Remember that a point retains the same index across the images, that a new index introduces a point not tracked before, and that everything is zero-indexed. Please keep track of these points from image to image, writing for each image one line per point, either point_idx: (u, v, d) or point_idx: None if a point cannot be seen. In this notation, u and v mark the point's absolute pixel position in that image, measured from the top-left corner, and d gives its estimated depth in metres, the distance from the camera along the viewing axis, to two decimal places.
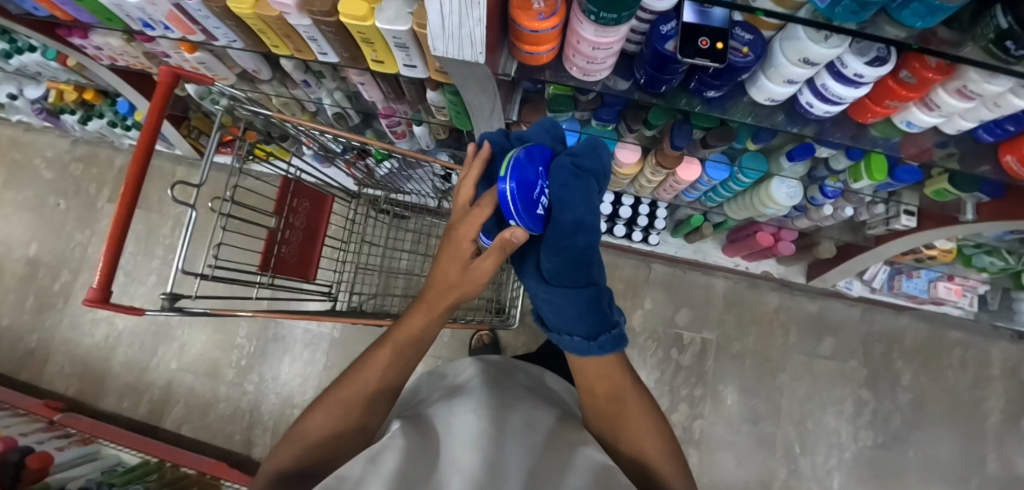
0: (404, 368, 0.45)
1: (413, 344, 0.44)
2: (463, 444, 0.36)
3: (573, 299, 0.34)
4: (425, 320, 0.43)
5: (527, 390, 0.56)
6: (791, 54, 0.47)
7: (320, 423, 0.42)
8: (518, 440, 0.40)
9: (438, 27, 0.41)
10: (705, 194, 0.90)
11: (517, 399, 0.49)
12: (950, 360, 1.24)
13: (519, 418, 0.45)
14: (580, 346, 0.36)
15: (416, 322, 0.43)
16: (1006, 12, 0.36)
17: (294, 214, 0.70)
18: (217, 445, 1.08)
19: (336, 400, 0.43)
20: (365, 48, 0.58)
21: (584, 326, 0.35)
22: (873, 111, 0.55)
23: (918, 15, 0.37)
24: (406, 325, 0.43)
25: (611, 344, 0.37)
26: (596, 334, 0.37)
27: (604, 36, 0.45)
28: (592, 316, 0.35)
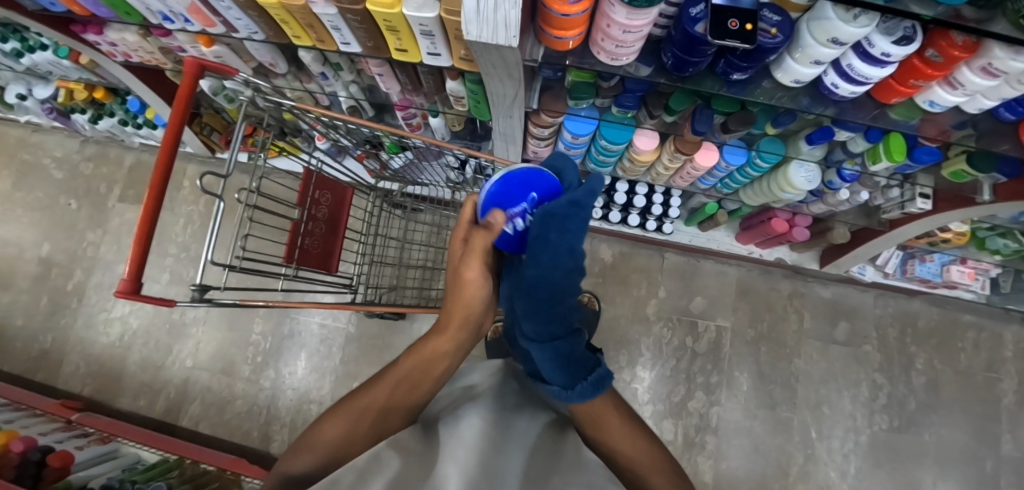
0: (418, 391, 0.39)
1: (434, 363, 0.40)
2: (462, 447, 0.33)
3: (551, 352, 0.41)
4: (453, 339, 0.40)
5: (529, 395, 0.52)
6: (819, 34, 0.47)
7: (332, 433, 0.36)
8: (518, 447, 0.37)
9: (473, 10, 0.42)
10: (721, 181, 0.91)
11: (519, 407, 0.47)
12: (963, 343, 1.25)
13: (520, 425, 0.42)
14: (559, 393, 0.41)
15: (448, 340, 0.40)
16: None
17: (316, 206, 0.70)
18: (235, 442, 1.08)
19: (352, 412, 0.37)
20: (390, 36, 0.58)
21: (563, 376, 0.41)
22: (898, 91, 0.55)
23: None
24: (439, 336, 0.40)
25: (589, 392, 0.41)
26: (574, 383, 0.41)
27: (636, 19, 0.45)
28: (570, 367, 0.41)
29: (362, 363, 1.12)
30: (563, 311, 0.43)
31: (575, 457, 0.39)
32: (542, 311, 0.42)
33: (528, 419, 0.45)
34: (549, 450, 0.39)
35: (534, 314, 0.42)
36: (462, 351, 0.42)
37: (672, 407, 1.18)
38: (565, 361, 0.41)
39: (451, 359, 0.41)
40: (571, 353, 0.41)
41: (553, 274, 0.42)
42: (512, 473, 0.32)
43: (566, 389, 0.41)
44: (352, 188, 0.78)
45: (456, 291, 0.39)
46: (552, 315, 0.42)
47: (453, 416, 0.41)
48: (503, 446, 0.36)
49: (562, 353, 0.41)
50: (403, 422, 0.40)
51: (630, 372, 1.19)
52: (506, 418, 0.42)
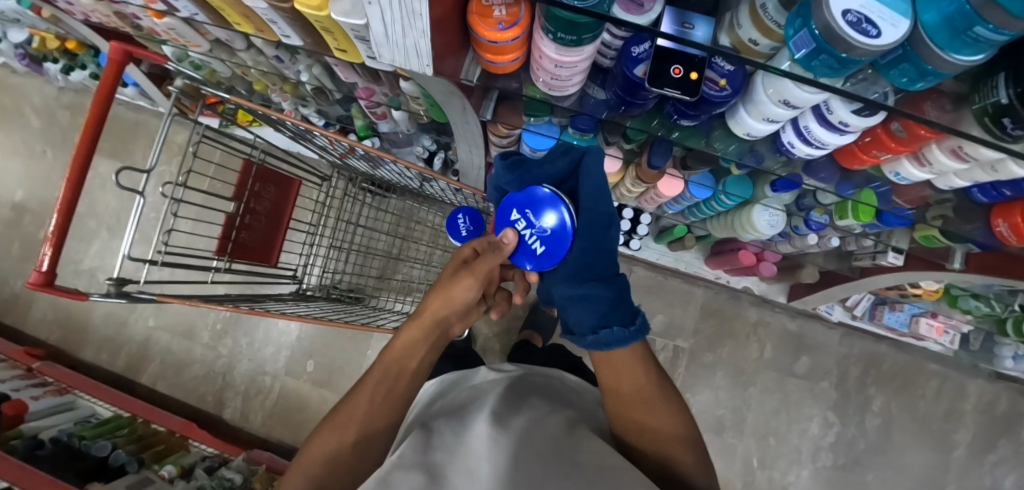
0: (391, 396, 0.43)
1: (404, 359, 0.44)
2: (471, 461, 0.35)
3: (605, 291, 0.42)
4: (422, 329, 0.45)
5: (543, 392, 0.53)
6: (770, 92, 0.41)
7: (318, 453, 0.40)
8: (535, 442, 0.38)
9: (382, 33, 0.40)
10: (689, 208, 0.86)
11: (530, 403, 0.47)
12: (924, 390, 1.24)
13: (534, 421, 0.43)
14: (621, 333, 0.40)
15: (415, 333, 0.44)
16: (1010, 83, 0.30)
17: (257, 199, 0.68)
18: (190, 404, 1.12)
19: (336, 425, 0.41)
20: (326, 36, 0.54)
21: (615, 313, 0.41)
22: (861, 158, 0.49)
23: (906, 78, 0.32)
24: (402, 332, 0.45)
25: (642, 328, 0.42)
26: (630, 320, 0.42)
27: (567, 56, 0.42)
28: (618, 308, 0.42)
29: (318, 342, 1.14)
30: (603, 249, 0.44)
31: (580, 441, 0.41)
32: (590, 254, 0.43)
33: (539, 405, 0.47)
34: (563, 439, 0.40)
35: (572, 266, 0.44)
36: (435, 345, 0.46)
37: None
38: (613, 298, 0.42)
39: (424, 352, 0.45)
40: (618, 293, 0.43)
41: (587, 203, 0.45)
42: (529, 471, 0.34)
43: (624, 329, 0.41)
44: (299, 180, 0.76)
45: (443, 300, 0.45)
46: (604, 255, 0.45)
47: (469, 421, 0.42)
48: (519, 439, 0.37)
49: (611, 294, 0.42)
50: (388, 425, 0.42)
51: None
52: (521, 409, 0.45)
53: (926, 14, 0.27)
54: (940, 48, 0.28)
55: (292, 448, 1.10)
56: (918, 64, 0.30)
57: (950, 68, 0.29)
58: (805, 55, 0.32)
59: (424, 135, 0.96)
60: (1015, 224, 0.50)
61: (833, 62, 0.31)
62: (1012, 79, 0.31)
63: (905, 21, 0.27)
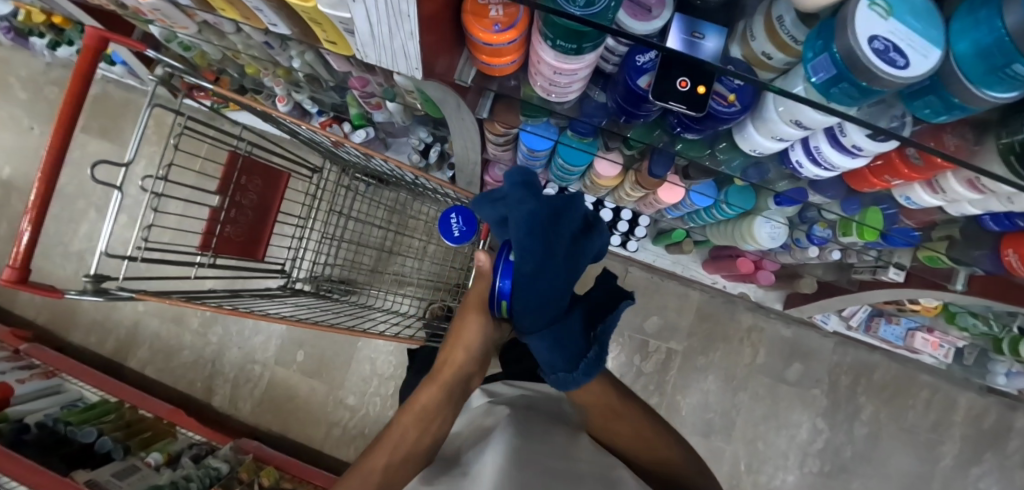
0: (412, 455, 0.38)
1: (426, 420, 0.41)
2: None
3: (546, 340, 0.47)
4: (442, 387, 0.44)
5: (546, 416, 0.52)
6: (782, 112, 0.39)
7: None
8: (541, 469, 0.37)
9: (366, 34, 0.39)
10: (689, 214, 0.84)
11: (533, 426, 0.46)
12: (914, 401, 1.25)
13: (541, 447, 0.41)
14: (565, 377, 0.46)
15: (433, 392, 0.43)
16: None
17: (243, 192, 0.66)
18: (179, 390, 1.12)
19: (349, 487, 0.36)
20: (314, 26, 0.51)
21: (561, 360, 0.46)
22: (870, 182, 0.47)
23: (931, 110, 0.30)
24: (424, 391, 0.43)
25: (592, 368, 0.46)
26: (576, 364, 0.47)
27: (566, 63, 0.39)
28: (566, 351, 0.47)
29: (308, 333, 1.12)
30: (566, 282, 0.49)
31: (581, 470, 0.40)
32: (537, 300, 0.46)
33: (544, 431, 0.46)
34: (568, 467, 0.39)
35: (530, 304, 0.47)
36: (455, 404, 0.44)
37: None
38: (556, 343, 0.47)
39: (445, 416, 0.42)
40: (562, 337, 0.47)
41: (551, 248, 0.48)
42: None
43: (572, 371, 0.46)
44: (288, 172, 0.73)
45: (454, 347, 0.47)
46: (544, 298, 0.46)
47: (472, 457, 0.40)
48: (527, 466, 0.36)
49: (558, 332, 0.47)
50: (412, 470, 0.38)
51: None
52: (525, 431, 0.44)
53: (959, 45, 0.25)
54: (971, 82, 0.26)
55: (280, 436, 1.10)
56: (945, 96, 0.28)
57: (979, 104, 0.27)
58: (823, 81, 0.30)
59: (420, 127, 0.93)
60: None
61: (853, 92, 0.28)
62: None
63: (936, 52, 0.25)
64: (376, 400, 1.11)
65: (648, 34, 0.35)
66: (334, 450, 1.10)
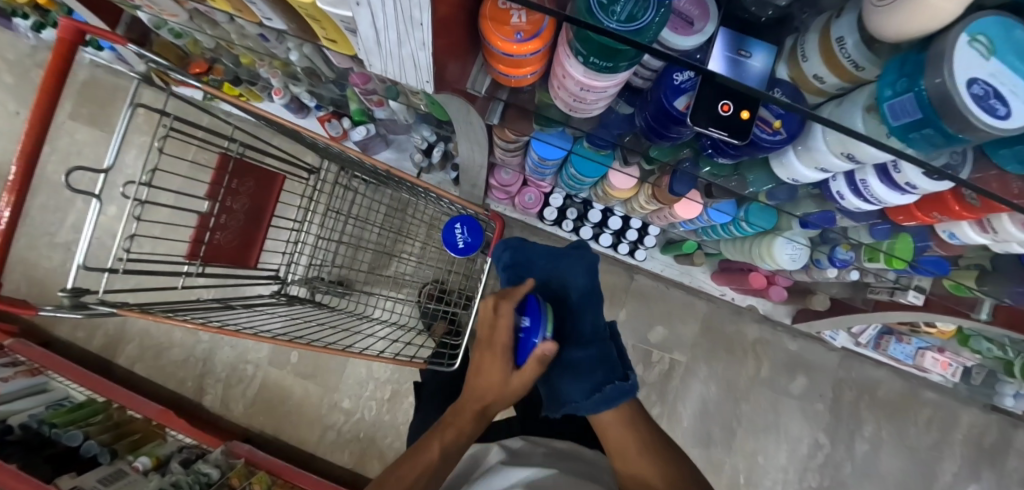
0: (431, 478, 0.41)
1: (446, 455, 0.42)
2: None
3: (595, 354, 0.48)
4: (465, 424, 0.44)
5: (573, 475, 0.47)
6: (833, 144, 0.35)
7: None
8: None
9: (372, 43, 0.35)
10: (703, 228, 0.80)
11: None
12: (917, 417, 1.23)
13: None
14: (617, 387, 0.45)
15: (455, 431, 0.44)
16: None
17: (233, 197, 0.61)
18: (169, 388, 1.08)
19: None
20: (312, 23, 0.46)
21: (608, 371, 0.46)
22: (915, 217, 0.43)
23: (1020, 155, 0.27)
24: (447, 430, 0.44)
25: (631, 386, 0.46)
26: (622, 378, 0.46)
27: (596, 80, 0.35)
28: (608, 367, 0.47)
29: None
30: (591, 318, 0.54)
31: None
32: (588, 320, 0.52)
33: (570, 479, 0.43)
34: None
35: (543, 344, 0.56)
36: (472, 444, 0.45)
37: None
38: (600, 358, 0.47)
39: (459, 451, 0.44)
40: (607, 354, 0.48)
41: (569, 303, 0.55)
42: None
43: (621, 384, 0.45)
44: (282, 174, 0.68)
45: (484, 391, 0.45)
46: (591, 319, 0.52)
47: None
48: None
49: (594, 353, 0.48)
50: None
51: None
52: None
53: None
54: None
55: (273, 438, 1.07)
56: None
57: None
58: (902, 125, 0.26)
59: (424, 127, 0.88)
60: None
61: (937, 138, 0.25)
62: None
63: None
64: (371, 404, 1.09)
65: (689, 49, 0.32)
66: (328, 453, 1.07)
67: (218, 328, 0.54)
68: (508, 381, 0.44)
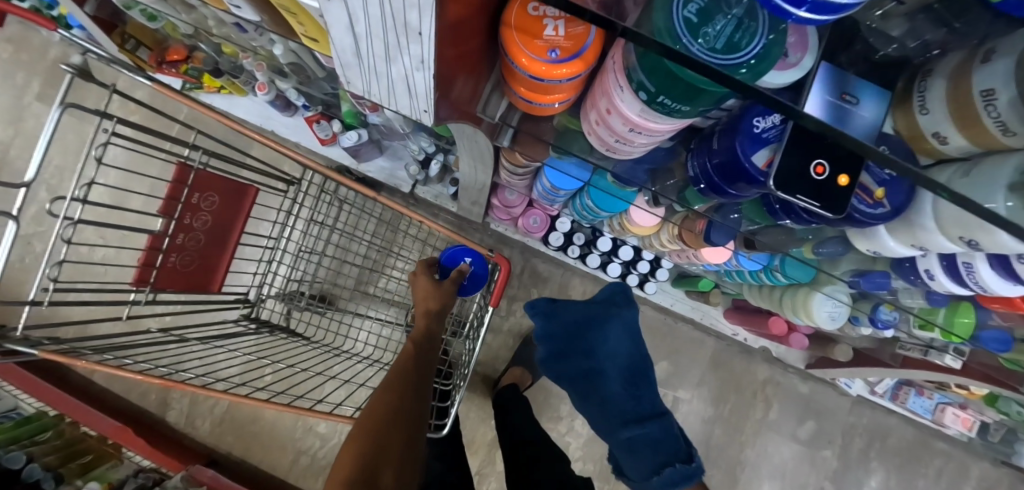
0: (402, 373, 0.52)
1: (414, 351, 0.56)
2: None
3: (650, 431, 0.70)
4: (421, 324, 0.60)
5: None
6: (949, 224, 0.27)
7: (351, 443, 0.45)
8: None
9: (352, 56, 0.27)
10: (726, 271, 0.72)
11: None
12: (926, 470, 1.17)
13: None
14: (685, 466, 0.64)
15: (417, 335, 0.58)
16: None
17: (192, 214, 0.53)
18: (130, 401, 0.99)
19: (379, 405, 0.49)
20: (288, 17, 0.37)
21: (668, 453, 0.66)
22: (1013, 305, 0.35)
23: None
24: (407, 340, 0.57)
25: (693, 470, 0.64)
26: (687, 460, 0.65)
27: (651, 121, 0.26)
28: (667, 449, 0.67)
29: None
30: (641, 408, 0.74)
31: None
32: (637, 402, 0.75)
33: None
34: None
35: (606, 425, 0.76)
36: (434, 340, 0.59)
37: (602, 470, 1.08)
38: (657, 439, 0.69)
39: (426, 346, 0.58)
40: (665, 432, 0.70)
41: (614, 384, 0.77)
42: None
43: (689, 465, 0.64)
44: (255, 187, 0.59)
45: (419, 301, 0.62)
46: (643, 402, 0.75)
47: None
48: None
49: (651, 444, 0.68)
50: (415, 399, 0.50)
51: (569, 426, 1.07)
52: None
53: None
54: None
55: (242, 461, 0.99)
56: None
57: None
58: None
59: (423, 137, 0.79)
60: None
61: None
62: None
63: None
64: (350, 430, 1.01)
65: (777, 89, 0.24)
66: (301, 479, 1.00)
67: (169, 378, 0.44)
68: (435, 282, 0.63)
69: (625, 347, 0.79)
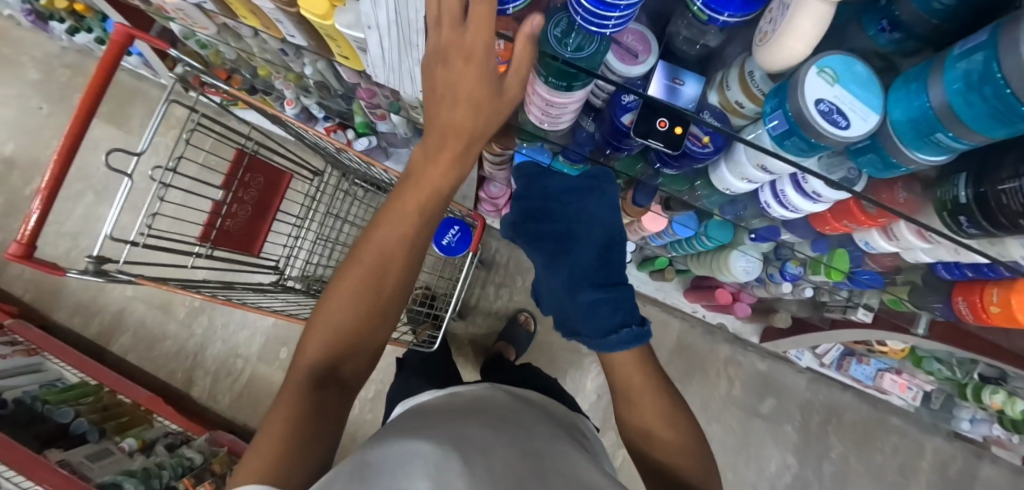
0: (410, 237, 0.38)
1: (423, 203, 0.37)
2: (471, 465, 0.25)
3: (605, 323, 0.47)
4: (437, 177, 0.36)
5: (553, 423, 0.41)
6: (750, 157, 0.43)
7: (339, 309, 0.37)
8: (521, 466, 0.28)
9: (379, 60, 0.44)
10: (672, 243, 0.87)
11: (532, 427, 0.37)
12: (883, 444, 1.27)
13: (573, 465, 0.33)
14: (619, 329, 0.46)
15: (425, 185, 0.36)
16: (969, 184, 0.32)
17: (244, 189, 0.69)
18: (159, 378, 1.12)
19: (355, 274, 0.38)
20: (330, 42, 0.55)
21: (607, 323, 0.47)
22: (831, 225, 0.50)
23: (874, 166, 0.34)
24: (412, 188, 0.37)
25: (631, 339, 0.44)
26: (617, 330, 0.46)
27: (556, 97, 0.43)
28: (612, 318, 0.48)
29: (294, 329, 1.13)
30: (612, 273, 0.55)
31: (598, 487, 0.30)
32: (600, 313, 0.49)
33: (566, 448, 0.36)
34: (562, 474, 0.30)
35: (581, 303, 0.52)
36: (443, 198, 0.38)
37: None
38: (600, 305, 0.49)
39: (441, 204, 0.38)
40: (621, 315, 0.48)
41: (588, 254, 0.56)
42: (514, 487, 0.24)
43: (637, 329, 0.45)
44: (290, 174, 0.75)
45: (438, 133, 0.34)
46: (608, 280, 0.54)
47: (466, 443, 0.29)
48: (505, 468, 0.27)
49: (610, 301, 0.50)
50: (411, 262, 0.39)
51: None
52: (518, 431, 0.35)
53: (894, 112, 0.29)
54: (903, 144, 0.30)
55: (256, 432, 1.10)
56: (883, 156, 0.32)
57: (912, 164, 0.31)
58: (777, 133, 0.33)
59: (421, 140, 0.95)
60: (970, 302, 0.53)
61: (803, 145, 0.32)
62: (970, 180, 0.32)
63: (874, 116, 0.29)
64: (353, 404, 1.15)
65: (632, 78, 0.39)
66: None
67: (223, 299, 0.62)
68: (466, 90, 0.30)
69: (609, 221, 0.59)
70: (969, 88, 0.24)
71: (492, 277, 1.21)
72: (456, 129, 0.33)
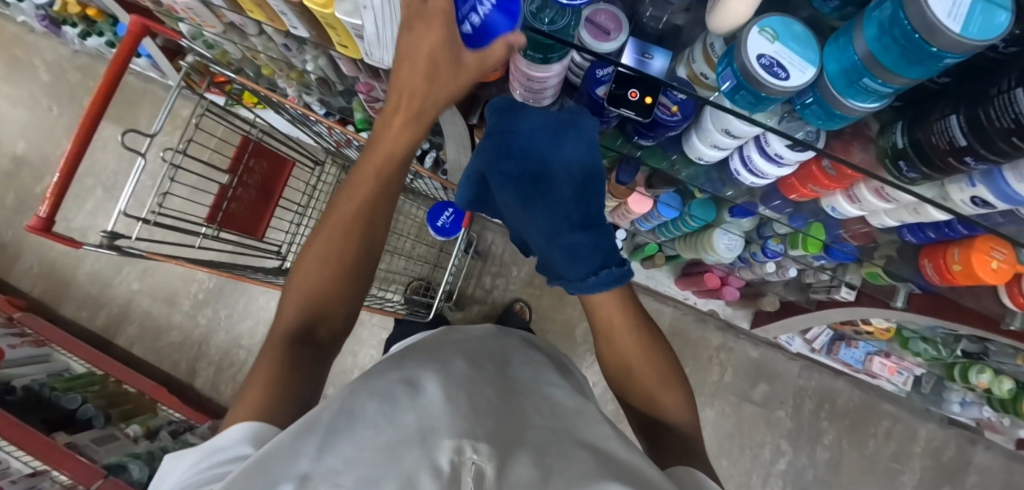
0: (378, 194, 0.44)
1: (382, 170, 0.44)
2: (451, 398, 0.26)
3: (584, 265, 0.50)
4: (397, 135, 0.42)
5: (537, 359, 0.44)
6: (715, 122, 0.46)
7: (311, 271, 0.42)
8: (500, 399, 0.30)
9: (374, 38, 0.48)
10: (659, 227, 0.91)
11: (515, 366, 0.39)
12: (876, 429, 1.28)
13: (551, 397, 0.35)
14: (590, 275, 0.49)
15: (385, 145, 0.43)
16: (905, 131, 0.36)
17: (249, 174, 0.73)
18: (163, 369, 1.14)
19: (320, 238, 0.42)
20: (330, 31, 0.58)
21: (585, 266, 0.50)
22: (799, 191, 0.54)
23: (819, 119, 0.37)
24: (375, 150, 0.43)
25: (610, 279, 0.48)
26: (597, 270, 0.49)
27: (537, 72, 0.47)
28: (590, 260, 0.50)
29: None
30: (591, 208, 0.53)
31: (576, 421, 0.32)
32: (579, 257, 0.50)
33: (548, 381, 0.39)
34: (538, 408, 0.32)
35: (558, 242, 0.52)
36: (402, 163, 0.44)
37: None
38: (577, 252, 0.50)
39: (403, 163, 0.44)
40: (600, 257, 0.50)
41: (566, 190, 0.52)
42: (493, 422, 0.25)
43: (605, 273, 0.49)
44: (293, 162, 0.79)
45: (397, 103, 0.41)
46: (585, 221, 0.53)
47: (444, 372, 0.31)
48: (486, 398, 0.28)
49: (589, 241, 0.51)
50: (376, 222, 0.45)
51: None
52: (499, 366, 0.37)
53: (829, 64, 0.33)
54: (839, 93, 0.33)
55: None
56: (826, 107, 0.35)
57: (853, 113, 0.35)
58: (729, 89, 0.37)
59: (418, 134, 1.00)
60: (936, 264, 0.57)
61: (751, 98, 0.36)
62: (906, 127, 0.36)
63: (811, 69, 0.33)
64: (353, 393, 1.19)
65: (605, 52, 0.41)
66: None
67: (232, 273, 0.69)
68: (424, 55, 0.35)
69: (583, 151, 0.50)
70: (883, 34, 0.28)
71: (488, 266, 1.24)
72: (410, 90, 0.39)
